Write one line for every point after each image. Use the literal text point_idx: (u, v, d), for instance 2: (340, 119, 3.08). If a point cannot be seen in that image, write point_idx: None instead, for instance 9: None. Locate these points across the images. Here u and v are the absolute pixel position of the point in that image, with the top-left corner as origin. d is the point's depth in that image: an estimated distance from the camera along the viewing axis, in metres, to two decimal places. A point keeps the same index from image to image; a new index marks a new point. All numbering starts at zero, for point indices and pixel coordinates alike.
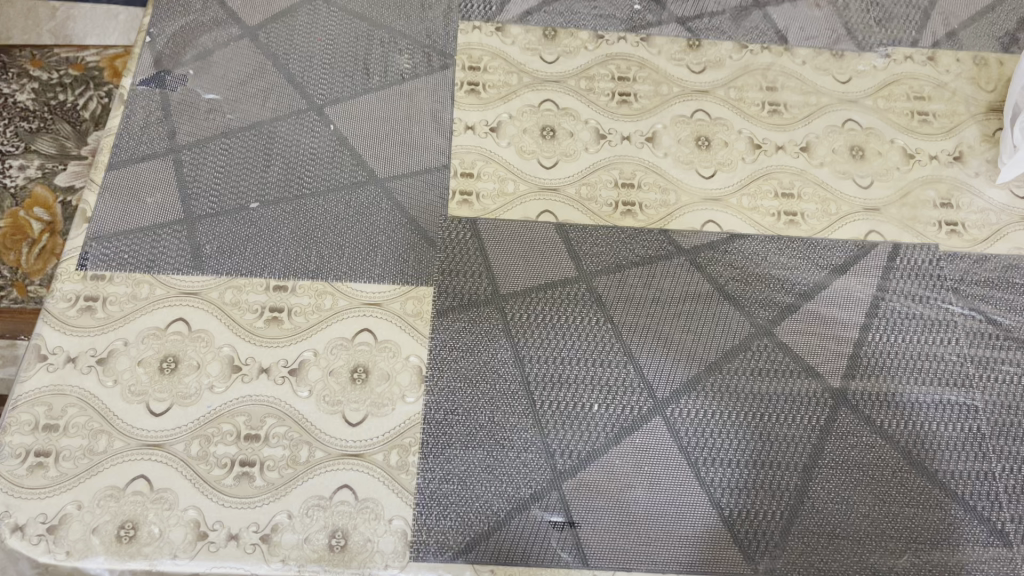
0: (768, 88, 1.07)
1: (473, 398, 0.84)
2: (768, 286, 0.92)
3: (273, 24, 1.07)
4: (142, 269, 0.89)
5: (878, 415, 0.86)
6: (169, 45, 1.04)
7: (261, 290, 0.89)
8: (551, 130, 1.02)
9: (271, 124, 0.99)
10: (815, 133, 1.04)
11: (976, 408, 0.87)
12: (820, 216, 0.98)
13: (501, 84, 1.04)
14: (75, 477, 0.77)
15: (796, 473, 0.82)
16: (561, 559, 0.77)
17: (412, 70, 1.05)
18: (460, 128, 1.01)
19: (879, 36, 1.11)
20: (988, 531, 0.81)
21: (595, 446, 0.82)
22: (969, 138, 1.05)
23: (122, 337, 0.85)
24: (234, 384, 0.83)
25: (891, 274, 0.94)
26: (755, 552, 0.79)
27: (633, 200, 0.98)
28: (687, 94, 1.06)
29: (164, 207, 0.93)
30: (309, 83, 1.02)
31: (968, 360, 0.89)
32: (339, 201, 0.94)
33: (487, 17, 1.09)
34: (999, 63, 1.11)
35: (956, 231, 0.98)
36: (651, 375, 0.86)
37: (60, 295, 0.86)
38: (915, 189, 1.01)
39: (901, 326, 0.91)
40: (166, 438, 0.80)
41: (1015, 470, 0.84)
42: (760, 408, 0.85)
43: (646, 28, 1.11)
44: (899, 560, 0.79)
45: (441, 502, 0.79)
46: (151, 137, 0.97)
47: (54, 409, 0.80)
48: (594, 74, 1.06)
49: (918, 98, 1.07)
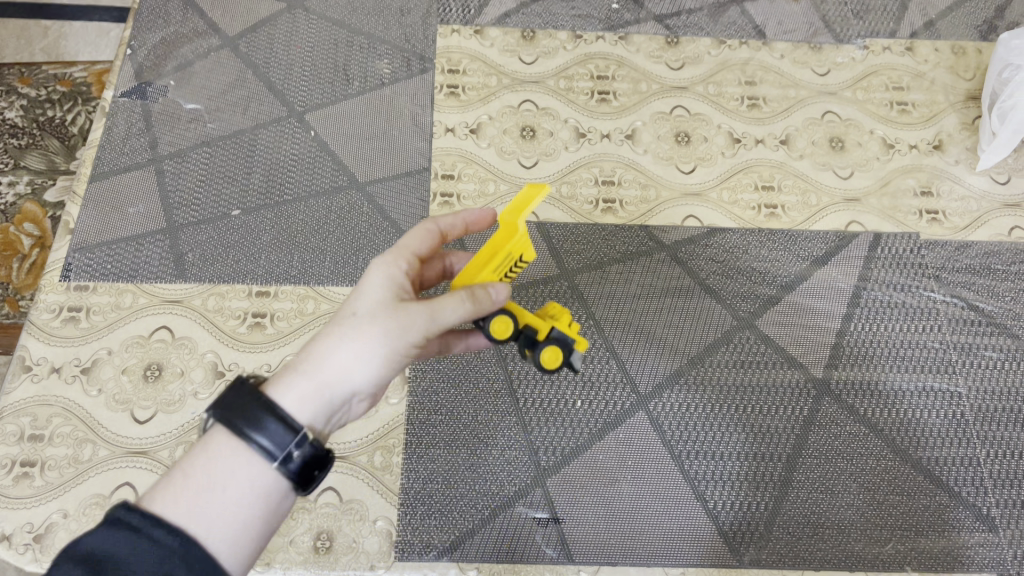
0: (747, 82, 1.07)
1: (456, 398, 0.84)
2: (749, 279, 0.93)
3: (254, 33, 1.08)
4: (125, 279, 0.89)
5: (862, 404, 0.86)
6: (150, 57, 1.05)
7: (244, 297, 0.89)
8: (531, 130, 1.02)
9: (252, 132, 0.99)
10: (794, 126, 1.04)
11: (959, 395, 0.87)
12: (801, 208, 0.98)
13: (480, 85, 1.05)
14: (61, 486, 0.78)
15: (780, 463, 0.82)
16: (546, 555, 0.77)
17: (392, 75, 1.05)
18: (441, 131, 1.01)
19: (858, 28, 1.12)
20: (973, 517, 0.81)
21: (579, 442, 0.82)
22: (948, 127, 1.05)
23: (106, 347, 0.86)
24: (218, 391, 0.84)
25: (872, 264, 0.94)
26: (740, 543, 0.79)
27: (613, 198, 0.98)
28: (666, 91, 1.06)
29: (147, 216, 0.93)
30: (289, 90, 1.03)
31: (950, 347, 0.89)
32: (320, 206, 0.95)
33: (465, 21, 1.10)
34: (977, 51, 1.11)
35: (936, 219, 0.98)
36: (634, 369, 0.87)
37: (44, 306, 0.87)
38: (895, 179, 1.01)
39: (884, 316, 0.91)
40: (151, 445, 0.80)
41: (999, 455, 0.84)
42: (743, 400, 0.85)
43: (624, 26, 1.11)
44: (885, 548, 0.79)
45: (426, 502, 0.79)
46: (133, 148, 0.98)
47: (39, 419, 0.81)
48: (573, 74, 1.07)
49: (897, 89, 1.08)
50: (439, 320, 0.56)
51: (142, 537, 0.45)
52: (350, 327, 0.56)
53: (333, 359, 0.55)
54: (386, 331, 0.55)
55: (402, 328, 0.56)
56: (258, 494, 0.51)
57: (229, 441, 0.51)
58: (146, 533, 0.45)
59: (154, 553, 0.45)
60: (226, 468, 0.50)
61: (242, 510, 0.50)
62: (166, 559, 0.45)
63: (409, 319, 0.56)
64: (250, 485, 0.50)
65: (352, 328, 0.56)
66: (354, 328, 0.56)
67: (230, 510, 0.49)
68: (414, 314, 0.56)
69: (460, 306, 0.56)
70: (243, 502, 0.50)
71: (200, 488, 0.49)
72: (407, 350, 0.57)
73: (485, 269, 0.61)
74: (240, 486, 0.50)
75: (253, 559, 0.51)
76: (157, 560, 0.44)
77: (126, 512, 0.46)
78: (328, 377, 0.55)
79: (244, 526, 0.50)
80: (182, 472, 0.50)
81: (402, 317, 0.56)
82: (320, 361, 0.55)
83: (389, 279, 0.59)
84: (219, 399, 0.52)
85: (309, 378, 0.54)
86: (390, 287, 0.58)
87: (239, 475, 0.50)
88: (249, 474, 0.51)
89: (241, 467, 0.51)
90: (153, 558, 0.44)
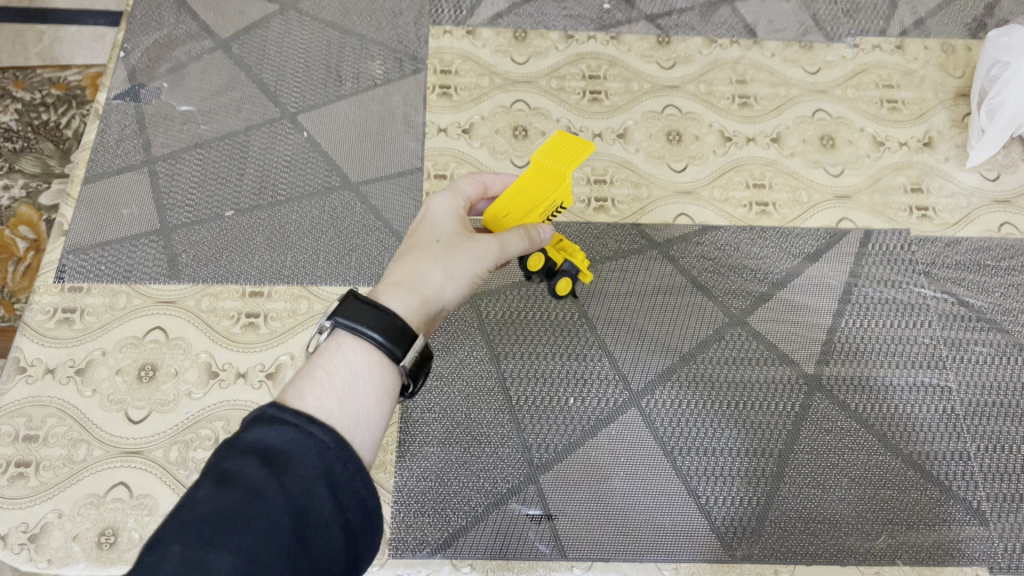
0: (739, 80, 1.08)
1: (450, 395, 0.84)
2: (741, 276, 0.93)
3: (246, 35, 1.08)
4: (119, 280, 0.90)
5: (853, 399, 0.86)
6: (143, 60, 1.05)
7: (237, 297, 0.90)
8: (524, 130, 1.03)
9: (245, 134, 1.00)
10: (785, 124, 1.05)
11: (949, 389, 0.87)
12: (792, 205, 0.99)
13: (472, 86, 1.05)
14: (55, 486, 0.78)
15: (772, 458, 0.83)
16: (538, 551, 0.78)
17: (384, 76, 1.05)
18: (433, 131, 1.02)
19: (847, 26, 1.12)
20: (965, 510, 0.82)
21: (572, 438, 0.83)
22: (938, 124, 1.06)
23: (101, 347, 0.86)
24: (212, 390, 0.84)
25: (863, 260, 0.94)
26: (732, 538, 0.79)
27: (605, 196, 0.99)
28: (658, 90, 1.07)
29: (140, 218, 0.94)
30: (281, 91, 1.04)
31: (941, 342, 0.90)
32: (313, 206, 0.95)
33: (457, 21, 1.10)
34: (967, 49, 1.11)
35: (927, 215, 0.99)
36: (626, 366, 0.87)
37: (38, 308, 0.88)
38: (886, 176, 1.02)
39: (874, 311, 0.91)
40: (145, 445, 0.81)
41: (990, 449, 0.84)
42: (735, 395, 0.86)
43: (615, 26, 1.12)
44: (876, 542, 0.80)
45: (419, 499, 0.79)
46: (127, 150, 0.98)
47: (34, 420, 0.81)
48: (564, 74, 1.07)
49: (887, 87, 1.08)
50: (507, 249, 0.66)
51: (306, 432, 0.47)
52: (436, 253, 0.63)
53: (432, 276, 0.62)
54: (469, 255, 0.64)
55: (482, 254, 0.65)
56: (386, 395, 0.54)
57: (353, 350, 0.55)
58: (309, 428, 0.47)
59: (315, 448, 0.47)
60: (357, 372, 0.54)
61: (378, 408, 0.53)
62: (328, 451, 0.47)
63: (484, 245, 0.65)
64: (378, 382, 0.54)
65: (441, 253, 0.63)
66: (443, 254, 0.63)
67: (369, 408, 0.53)
68: (489, 243, 0.65)
69: (521, 242, 0.68)
70: (375, 398, 0.54)
71: (342, 389, 0.52)
72: (478, 278, 0.65)
73: (533, 214, 0.70)
74: (372, 388, 0.54)
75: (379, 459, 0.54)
76: (321, 452, 0.47)
77: (282, 410, 0.48)
78: (430, 290, 0.61)
79: (377, 427, 0.53)
80: (321, 375, 0.53)
81: (480, 245, 0.65)
82: (422, 278, 0.61)
83: (452, 218, 0.68)
84: (342, 310, 0.55)
85: (416, 290, 0.60)
86: (456, 223, 0.67)
87: (369, 378, 0.54)
88: (377, 378, 0.54)
89: (370, 372, 0.54)
90: (316, 450, 0.47)
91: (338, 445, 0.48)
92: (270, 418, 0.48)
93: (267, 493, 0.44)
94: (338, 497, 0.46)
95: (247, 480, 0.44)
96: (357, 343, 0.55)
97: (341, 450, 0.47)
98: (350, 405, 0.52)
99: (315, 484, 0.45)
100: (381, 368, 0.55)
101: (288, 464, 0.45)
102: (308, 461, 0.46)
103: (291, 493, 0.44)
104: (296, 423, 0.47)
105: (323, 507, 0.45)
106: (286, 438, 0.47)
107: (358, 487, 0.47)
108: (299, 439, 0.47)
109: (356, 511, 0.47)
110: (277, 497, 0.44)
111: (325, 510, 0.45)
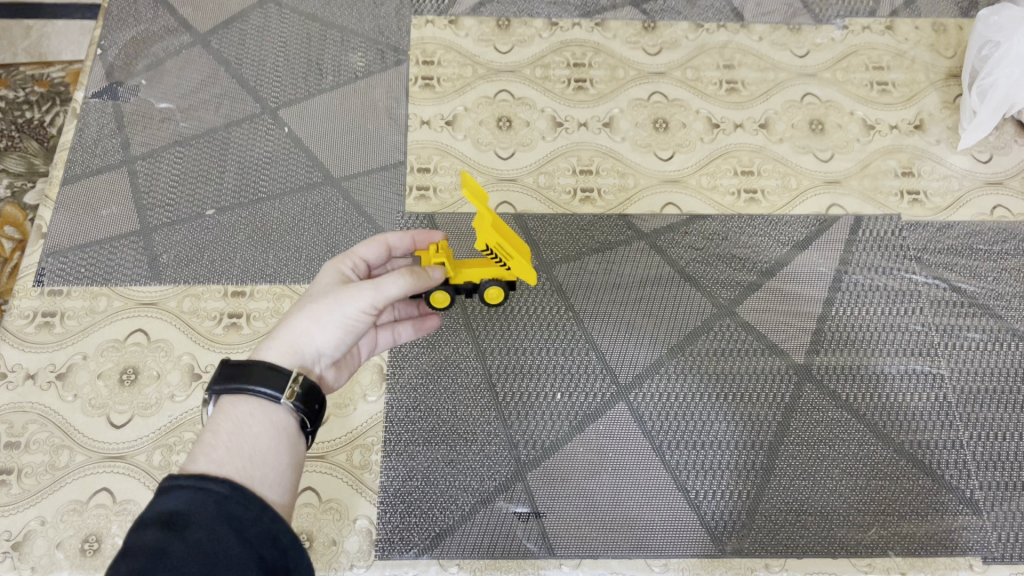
0: (725, 66, 1.06)
1: (436, 393, 0.84)
2: (729, 266, 0.92)
3: (225, 30, 1.06)
4: (99, 282, 0.89)
5: (844, 389, 0.85)
6: (121, 56, 1.04)
7: (219, 297, 0.89)
8: (507, 120, 1.01)
9: (224, 130, 0.98)
10: (773, 109, 1.03)
11: (941, 377, 0.86)
12: (781, 191, 0.98)
13: (455, 77, 1.04)
14: (37, 493, 0.78)
15: (761, 451, 0.82)
16: (527, 549, 0.77)
17: (366, 68, 1.03)
18: (416, 124, 1.00)
19: (836, 7, 1.10)
20: (959, 499, 0.81)
21: (559, 435, 0.82)
22: (929, 106, 1.04)
23: (82, 352, 0.85)
24: (195, 392, 0.83)
25: (853, 246, 0.93)
26: (722, 532, 0.78)
27: (591, 187, 0.97)
28: (643, 77, 1.05)
29: (119, 218, 0.92)
30: (262, 86, 1.02)
31: (933, 328, 0.89)
32: (294, 203, 0.94)
33: (440, 10, 1.08)
34: (958, 28, 1.09)
35: (918, 200, 0.97)
36: (615, 359, 0.86)
37: (18, 312, 0.87)
38: (877, 160, 1.00)
39: (866, 299, 0.90)
40: (127, 450, 0.80)
41: (985, 437, 0.83)
42: (724, 387, 0.85)
43: (600, 12, 1.10)
44: (868, 534, 0.79)
45: (405, 499, 0.79)
46: (106, 150, 0.97)
47: (15, 427, 0.81)
48: (548, 63, 1.06)
49: (877, 68, 1.07)
50: (383, 294, 0.61)
51: (200, 488, 0.46)
52: (315, 297, 0.61)
53: (304, 327, 0.60)
54: (338, 300, 0.60)
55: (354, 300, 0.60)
56: (277, 434, 0.55)
57: (233, 404, 0.55)
58: (203, 485, 0.46)
59: (213, 497, 0.46)
60: (240, 421, 0.54)
61: (271, 446, 0.54)
62: (225, 500, 0.46)
63: (359, 290, 0.60)
64: (269, 423, 0.55)
65: (313, 299, 0.61)
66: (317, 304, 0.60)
67: (261, 450, 0.53)
68: (361, 290, 0.60)
69: (400, 282, 0.62)
70: (267, 436, 0.54)
71: (228, 439, 0.52)
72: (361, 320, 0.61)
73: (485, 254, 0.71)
74: (260, 429, 0.54)
75: (294, 492, 0.54)
76: (220, 501, 0.46)
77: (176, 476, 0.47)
78: (300, 336, 0.60)
79: (279, 467, 0.53)
80: (205, 436, 0.53)
81: (351, 289, 0.61)
82: (291, 325, 0.60)
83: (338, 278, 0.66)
84: (214, 379, 0.56)
85: (281, 337, 0.59)
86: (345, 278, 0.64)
87: (255, 423, 0.55)
88: (263, 420, 0.55)
89: (254, 417, 0.55)
90: (215, 499, 0.46)
91: (235, 489, 0.47)
92: (163, 490, 0.46)
93: (171, 549, 0.41)
94: (246, 537, 0.45)
95: (149, 545, 0.42)
96: (238, 397, 0.56)
97: (240, 494, 0.47)
98: (241, 450, 0.52)
99: (219, 533, 0.44)
100: (264, 408, 0.56)
101: (190, 520, 0.44)
102: (209, 512, 0.45)
103: (200, 543, 0.42)
104: (188, 482, 0.46)
105: (234, 549, 0.43)
106: (182, 500, 0.45)
107: (265, 522, 0.46)
108: (196, 495, 0.46)
109: (271, 546, 0.46)
110: (182, 549, 0.42)
111: (235, 550, 0.43)
